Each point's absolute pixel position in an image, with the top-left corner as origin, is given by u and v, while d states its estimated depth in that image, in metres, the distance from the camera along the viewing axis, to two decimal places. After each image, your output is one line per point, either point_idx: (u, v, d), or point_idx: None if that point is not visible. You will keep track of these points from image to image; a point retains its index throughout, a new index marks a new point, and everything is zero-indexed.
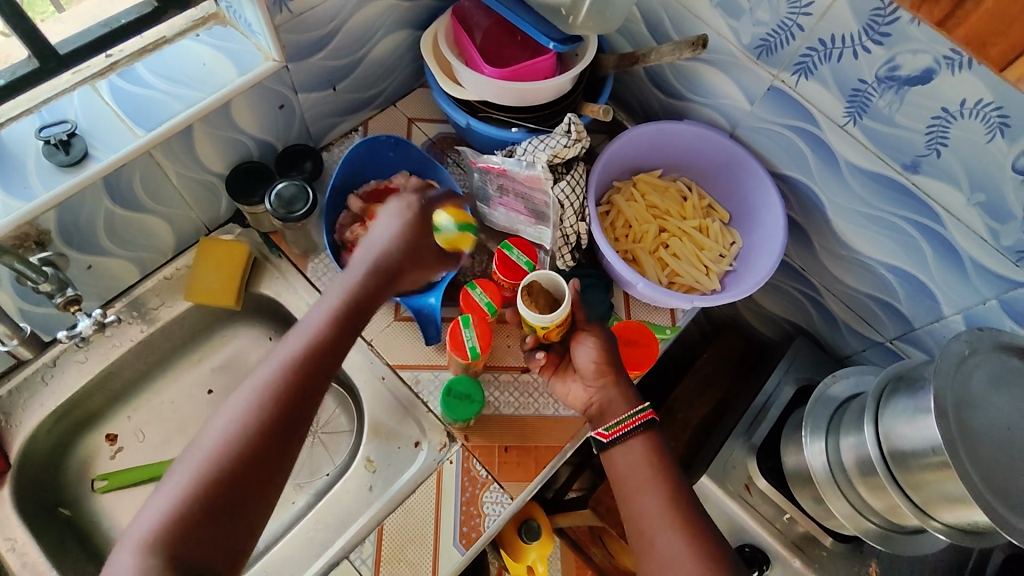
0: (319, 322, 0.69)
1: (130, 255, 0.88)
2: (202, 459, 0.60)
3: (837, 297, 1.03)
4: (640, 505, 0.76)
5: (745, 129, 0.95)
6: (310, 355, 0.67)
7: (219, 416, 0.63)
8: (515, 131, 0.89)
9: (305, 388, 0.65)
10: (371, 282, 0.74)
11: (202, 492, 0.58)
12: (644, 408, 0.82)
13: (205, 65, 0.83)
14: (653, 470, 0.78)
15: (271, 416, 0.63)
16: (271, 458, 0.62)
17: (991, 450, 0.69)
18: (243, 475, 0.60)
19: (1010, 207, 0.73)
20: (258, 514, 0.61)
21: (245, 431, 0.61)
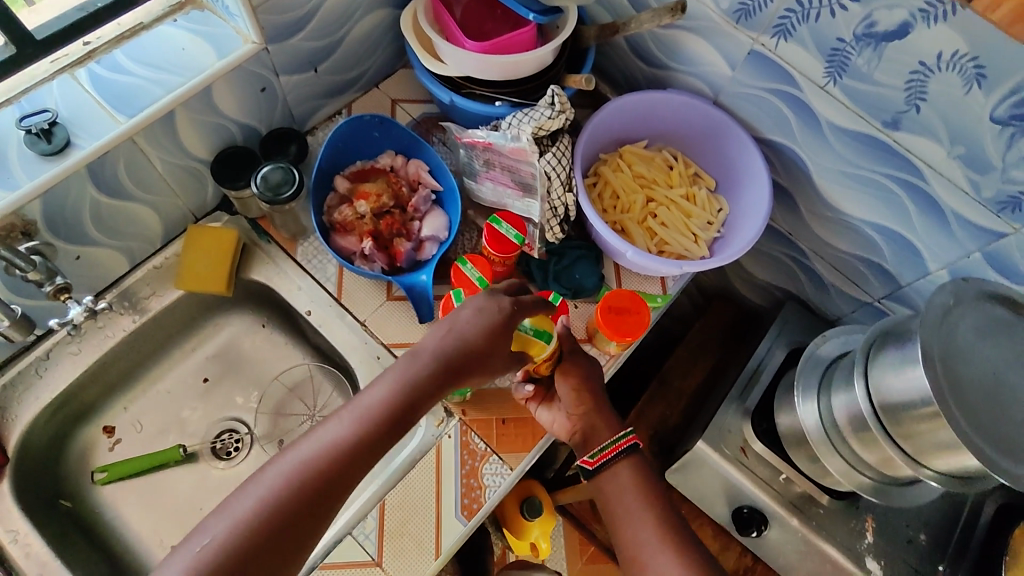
0: (369, 407, 0.67)
1: (118, 245, 0.88)
2: (232, 523, 0.60)
3: (825, 260, 1.04)
4: (632, 535, 0.77)
5: (727, 96, 0.95)
6: (353, 440, 0.66)
7: (257, 482, 0.63)
8: (499, 106, 0.89)
9: (338, 475, 0.64)
10: (437, 373, 0.71)
11: (216, 561, 0.57)
12: (628, 433, 0.83)
13: (184, 50, 0.82)
14: (640, 496, 0.79)
15: (302, 497, 0.62)
16: (287, 542, 0.61)
17: (978, 396, 0.71)
18: (256, 554, 0.59)
19: (989, 158, 0.74)
20: None
21: (275, 509, 0.61)
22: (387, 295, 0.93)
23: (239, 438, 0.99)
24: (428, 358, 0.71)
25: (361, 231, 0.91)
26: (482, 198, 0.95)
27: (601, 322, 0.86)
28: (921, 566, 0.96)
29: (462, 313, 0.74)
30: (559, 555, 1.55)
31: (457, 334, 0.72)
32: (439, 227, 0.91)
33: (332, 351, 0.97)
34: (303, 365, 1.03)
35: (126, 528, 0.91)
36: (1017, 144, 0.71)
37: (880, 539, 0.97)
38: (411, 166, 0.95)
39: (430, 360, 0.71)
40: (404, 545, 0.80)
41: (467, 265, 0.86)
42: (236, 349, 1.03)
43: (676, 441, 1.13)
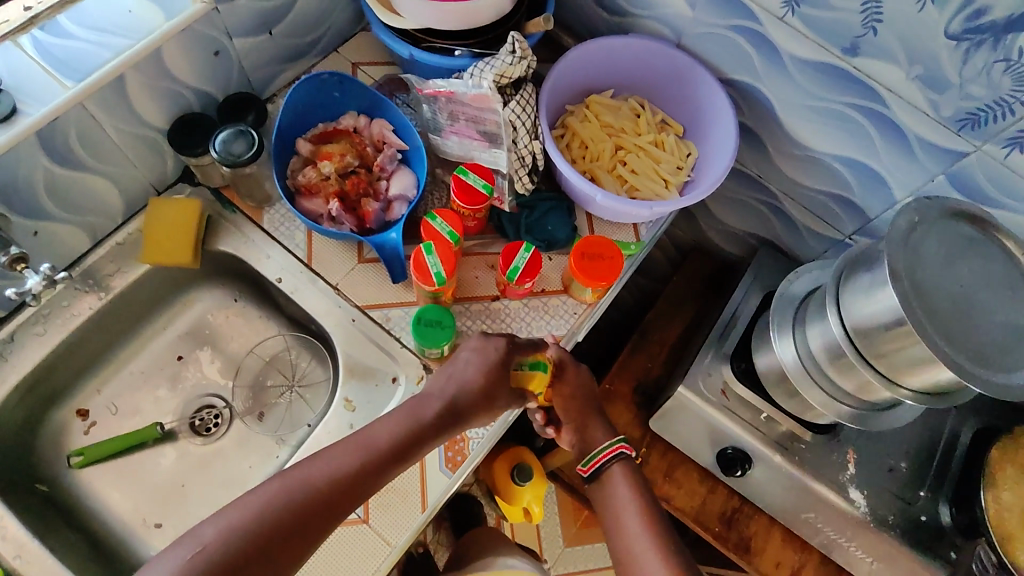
0: (375, 442, 0.71)
1: (77, 220, 0.86)
2: (226, 529, 0.61)
3: (795, 201, 1.04)
4: (625, 539, 0.78)
5: (690, 38, 0.95)
6: (352, 467, 0.68)
7: (253, 493, 0.64)
8: (459, 56, 0.88)
9: (332, 498, 0.66)
10: (439, 417, 0.75)
11: (205, 567, 0.58)
12: (616, 441, 0.85)
13: (131, 12, 0.80)
14: (634, 503, 0.80)
15: (296, 514, 0.64)
16: (274, 558, 0.62)
17: (944, 307, 0.72)
18: (243, 565, 0.60)
19: (946, 75, 0.74)
20: None
21: (269, 524, 0.62)
22: (358, 258, 0.92)
23: (218, 414, 0.98)
24: (428, 402, 0.76)
25: (327, 192, 0.89)
26: (448, 153, 0.94)
27: (576, 268, 0.86)
28: (903, 493, 0.98)
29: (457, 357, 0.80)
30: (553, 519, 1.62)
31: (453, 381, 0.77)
32: (406, 186, 0.90)
33: (307, 319, 0.96)
34: (279, 337, 1.02)
35: (108, 508, 0.90)
36: (972, 59, 0.71)
37: (861, 470, 0.98)
38: (374, 126, 0.93)
39: (430, 406, 0.75)
40: (391, 500, 0.80)
41: (437, 219, 0.85)
42: (210, 325, 1.01)
43: (658, 392, 1.14)
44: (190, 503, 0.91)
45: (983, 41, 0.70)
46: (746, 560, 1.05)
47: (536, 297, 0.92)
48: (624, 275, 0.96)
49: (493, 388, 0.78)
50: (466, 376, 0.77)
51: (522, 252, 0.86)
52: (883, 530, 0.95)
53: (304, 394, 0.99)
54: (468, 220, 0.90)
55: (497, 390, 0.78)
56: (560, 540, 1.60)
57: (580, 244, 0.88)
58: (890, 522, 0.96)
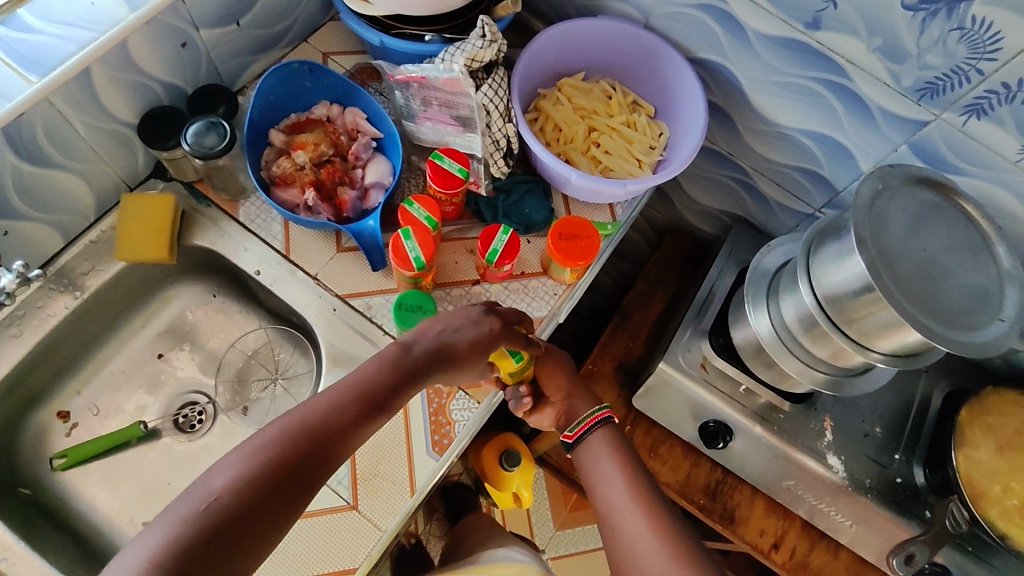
0: (374, 375, 0.72)
1: (48, 218, 0.85)
2: (244, 460, 0.61)
3: (766, 177, 1.06)
4: (605, 491, 0.80)
5: (657, 18, 0.96)
6: (346, 408, 0.68)
7: (251, 441, 0.63)
8: (430, 41, 0.88)
9: (331, 437, 0.66)
10: (433, 351, 0.76)
11: (218, 514, 0.57)
12: (602, 408, 0.89)
13: (93, 5, 0.79)
14: (614, 460, 0.83)
15: (299, 455, 0.63)
16: (293, 485, 0.62)
17: (910, 271, 0.74)
18: (264, 493, 0.60)
19: (905, 45, 0.76)
20: (275, 527, 0.61)
21: (274, 466, 0.61)
22: (337, 248, 0.92)
23: (201, 410, 0.97)
24: (410, 344, 0.76)
25: (302, 181, 0.89)
26: (422, 140, 0.95)
27: (554, 249, 0.87)
28: (878, 457, 1.01)
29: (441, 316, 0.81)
30: (544, 504, 1.64)
31: (449, 333, 0.78)
32: (382, 173, 0.91)
33: (287, 311, 0.96)
34: (260, 330, 1.01)
35: (93, 509, 0.89)
36: (928, 28, 0.73)
37: (838, 436, 1.01)
38: (347, 114, 0.93)
39: (416, 353, 0.75)
40: (379, 485, 0.81)
41: (414, 205, 0.85)
42: (189, 322, 1.01)
43: (641, 371, 1.15)
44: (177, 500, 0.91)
45: (938, 11, 0.72)
46: (731, 530, 1.07)
47: (517, 280, 0.93)
48: (602, 256, 0.97)
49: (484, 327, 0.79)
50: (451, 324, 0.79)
51: (499, 235, 0.87)
52: (861, 493, 0.98)
53: (287, 387, 0.99)
54: (446, 205, 0.90)
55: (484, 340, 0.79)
56: (550, 524, 1.63)
57: (558, 226, 0.89)
58: (866, 485, 0.99)
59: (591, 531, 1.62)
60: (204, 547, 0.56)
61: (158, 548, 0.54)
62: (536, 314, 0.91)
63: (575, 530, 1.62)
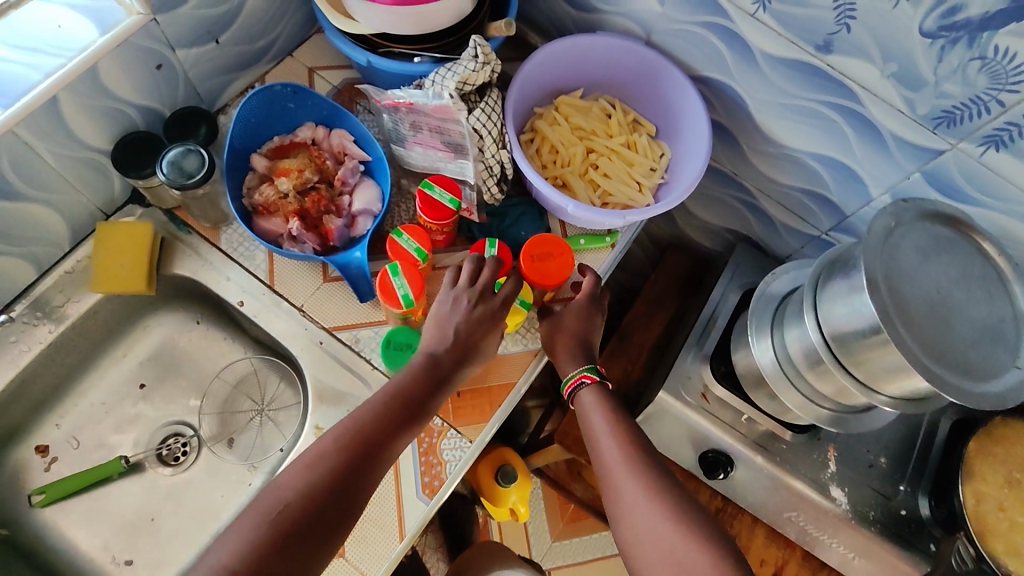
0: (404, 378, 0.72)
1: (19, 251, 0.81)
2: (301, 472, 0.62)
3: (770, 198, 1.02)
4: (601, 456, 0.76)
5: (659, 34, 0.91)
6: (389, 411, 0.69)
7: (306, 455, 0.65)
8: (419, 62, 0.84)
9: (380, 444, 0.67)
10: (458, 350, 0.76)
11: (286, 524, 0.59)
12: (581, 368, 0.81)
13: (60, 28, 0.74)
14: (608, 423, 0.77)
15: (352, 463, 0.64)
16: (349, 492, 0.63)
17: (922, 314, 0.70)
18: (324, 503, 0.61)
19: (922, 73, 0.72)
20: (336, 534, 0.62)
21: (331, 475, 0.63)
22: (323, 278, 0.88)
23: (186, 442, 0.94)
24: (438, 345, 0.75)
25: (286, 210, 0.85)
26: (413, 164, 0.91)
27: (527, 273, 0.83)
28: (883, 488, 0.98)
29: (438, 305, 0.78)
30: (540, 515, 1.62)
31: (466, 324, 0.76)
32: (371, 199, 0.86)
33: (273, 341, 0.92)
34: (245, 359, 0.98)
35: (73, 548, 0.86)
36: (947, 56, 0.69)
37: (841, 466, 0.98)
38: (334, 137, 0.89)
39: (445, 356, 0.75)
40: (367, 531, 0.78)
41: (403, 236, 0.81)
42: (172, 350, 0.97)
43: (640, 396, 1.12)
44: (160, 539, 0.88)
45: (958, 39, 0.67)
46: None
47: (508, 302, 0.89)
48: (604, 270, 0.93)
49: (489, 316, 0.77)
50: (471, 313, 0.77)
51: (488, 249, 0.83)
52: (865, 526, 0.95)
53: (274, 418, 0.95)
54: (436, 234, 0.86)
55: (495, 328, 0.78)
56: (547, 535, 1.61)
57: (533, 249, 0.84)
58: (870, 518, 0.96)
59: (589, 543, 1.61)
60: (271, 557, 0.57)
61: (227, 559, 0.56)
62: (532, 346, 0.89)
63: (572, 541, 1.60)
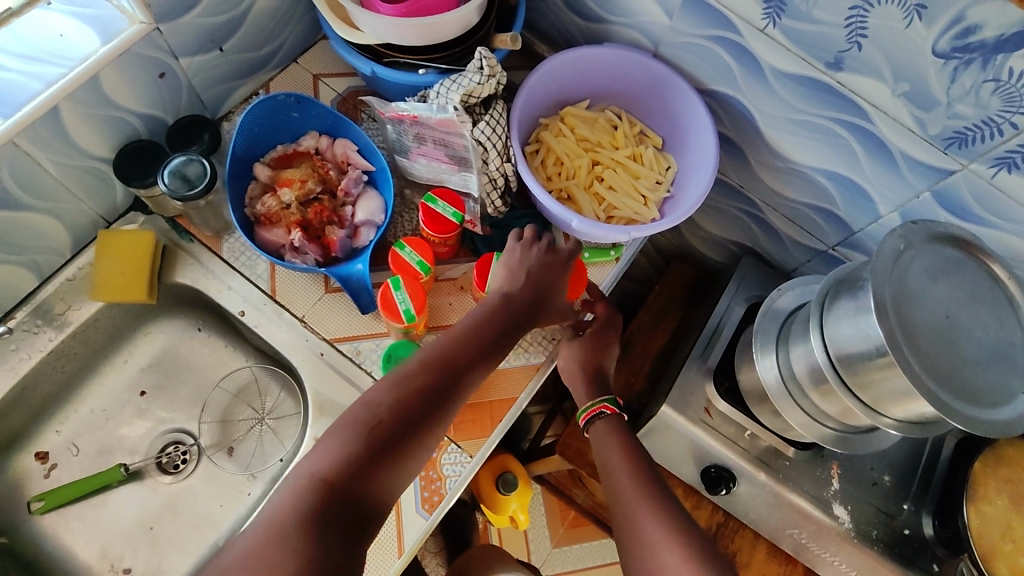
0: (481, 315, 0.73)
1: (19, 258, 0.80)
2: (390, 388, 0.63)
3: (777, 212, 1.01)
4: (609, 482, 0.74)
5: (667, 46, 0.90)
6: (471, 343, 0.70)
7: (391, 376, 0.64)
8: (424, 74, 0.84)
9: (462, 373, 0.68)
10: (533, 294, 0.77)
11: (380, 435, 0.59)
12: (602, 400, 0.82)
13: (61, 36, 0.73)
14: (619, 449, 0.77)
15: (437, 386, 0.65)
16: (434, 413, 0.64)
17: (930, 338, 0.70)
18: (412, 420, 0.62)
19: (933, 93, 0.71)
20: (420, 452, 0.63)
21: (419, 394, 0.63)
22: (324, 289, 0.87)
23: (185, 450, 0.94)
24: (513, 285, 0.76)
25: (288, 221, 0.85)
26: (416, 175, 0.90)
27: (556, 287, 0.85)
28: (885, 506, 0.98)
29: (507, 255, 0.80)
30: (541, 521, 1.62)
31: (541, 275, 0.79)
32: (374, 210, 0.86)
33: (274, 351, 0.91)
34: (246, 368, 0.97)
35: (72, 556, 0.86)
36: (960, 77, 0.68)
37: (844, 483, 0.98)
38: (337, 147, 0.88)
39: (522, 296, 0.76)
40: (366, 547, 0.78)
41: (406, 249, 0.81)
42: (172, 357, 0.97)
43: (643, 407, 1.11)
44: (158, 548, 0.88)
45: (971, 61, 0.66)
46: None
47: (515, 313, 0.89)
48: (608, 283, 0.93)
49: (557, 266, 0.80)
50: (547, 263, 0.80)
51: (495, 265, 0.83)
52: (867, 545, 0.95)
53: (273, 426, 0.95)
54: (439, 247, 0.86)
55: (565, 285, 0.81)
56: (548, 541, 1.60)
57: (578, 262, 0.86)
58: (872, 537, 0.96)
59: (589, 550, 1.60)
60: (367, 466, 0.58)
61: (325, 464, 0.56)
62: (533, 360, 0.88)
63: (572, 548, 1.60)
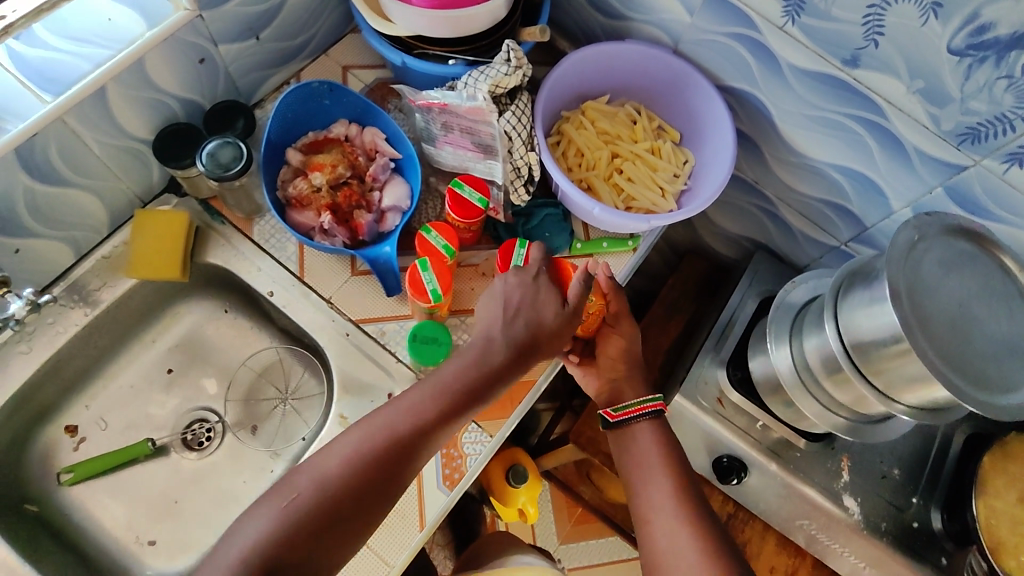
0: (445, 384, 0.70)
1: (59, 234, 0.83)
2: (322, 474, 0.64)
3: (790, 207, 1.04)
4: (646, 490, 0.79)
5: (687, 43, 0.93)
6: (425, 416, 0.68)
7: (327, 455, 0.66)
8: (453, 64, 0.87)
9: (406, 454, 0.67)
10: (513, 356, 0.73)
11: (301, 523, 0.62)
12: (656, 398, 0.85)
13: (110, 22, 0.77)
14: (659, 459, 0.81)
15: (375, 469, 0.65)
16: (368, 497, 0.65)
17: (944, 325, 0.72)
18: (340, 506, 0.64)
19: (948, 89, 0.73)
20: (353, 533, 0.65)
21: (350, 480, 0.64)
22: (351, 271, 0.90)
23: (210, 428, 0.96)
24: (494, 343, 0.73)
25: (319, 204, 0.87)
26: (442, 163, 0.93)
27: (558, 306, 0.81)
28: (895, 500, 0.99)
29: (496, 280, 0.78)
30: (548, 516, 1.63)
31: (530, 310, 0.74)
32: (400, 196, 0.88)
33: (299, 332, 0.94)
34: (271, 348, 1.00)
35: (99, 527, 0.89)
36: (974, 74, 0.70)
37: (854, 476, 0.99)
38: (366, 134, 0.91)
39: (500, 345, 0.73)
40: (389, 520, 0.80)
41: (432, 233, 0.82)
42: (200, 337, 0.99)
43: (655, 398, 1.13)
44: (183, 521, 0.90)
45: (986, 57, 0.69)
46: None
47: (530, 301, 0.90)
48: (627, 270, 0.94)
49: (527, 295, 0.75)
50: (529, 303, 0.75)
51: (517, 249, 0.82)
52: (876, 537, 0.96)
53: (297, 407, 0.97)
54: (463, 232, 0.88)
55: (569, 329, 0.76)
56: (554, 537, 1.62)
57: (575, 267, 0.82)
58: (882, 529, 0.97)
59: (596, 547, 1.61)
60: (287, 555, 0.61)
61: (247, 553, 0.60)
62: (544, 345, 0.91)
63: (579, 544, 1.61)
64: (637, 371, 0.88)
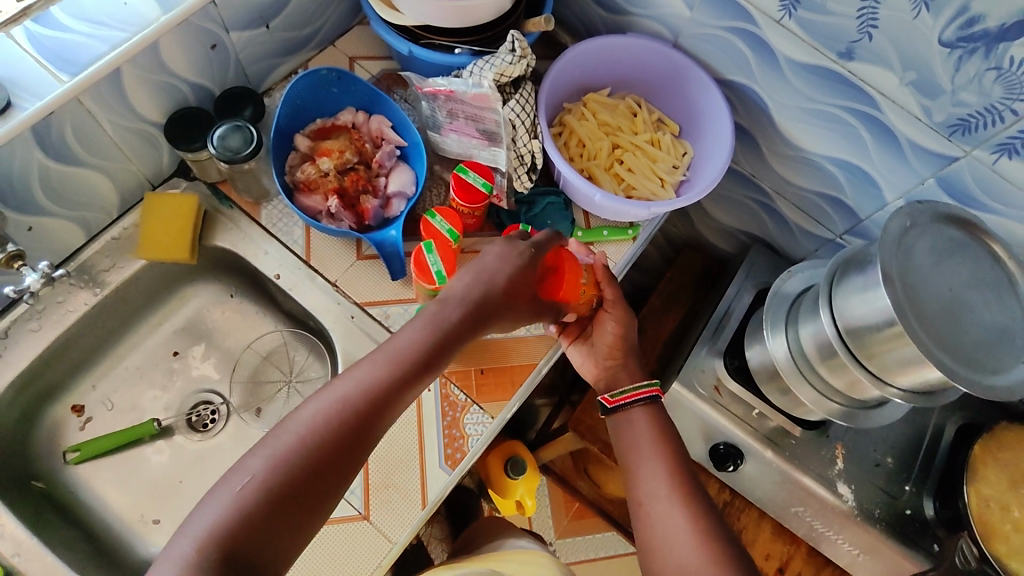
0: (398, 352, 0.67)
1: (70, 214, 0.85)
2: (273, 457, 0.59)
3: (787, 200, 1.06)
4: (641, 472, 0.80)
5: (687, 37, 0.95)
6: (380, 385, 0.65)
7: (276, 438, 0.61)
8: (459, 55, 0.88)
9: (365, 425, 0.64)
10: (466, 319, 0.72)
11: (257, 511, 0.57)
12: (651, 385, 0.87)
13: (126, 5, 0.79)
14: (653, 442, 0.82)
15: (332, 444, 0.61)
16: (326, 474, 0.61)
17: (936, 309, 0.74)
18: (298, 487, 0.59)
19: (939, 81, 0.76)
20: (314, 514, 0.61)
21: (307, 458, 0.60)
22: (357, 255, 0.92)
23: (215, 410, 0.97)
24: (450, 309, 0.72)
25: (326, 188, 0.89)
26: (447, 151, 0.95)
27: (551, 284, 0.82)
28: (888, 487, 1.01)
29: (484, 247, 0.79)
30: (546, 511, 1.64)
31: (496, 281, 0.75)
32: (405, 183, 0.91)
33: (304, 315, 0.96)
34: (276, 332, 1.01)
35: (105, 504, 0.90)
36: (964, 66, 0.73)
37: (848, 464, 1.01)
38: (373, 122, 0.93)
39: (455, 312, 0.72)
40: (392, 497, 0.81)
41: (436, 217, 0.85)
42: (205, 320, 1.01)
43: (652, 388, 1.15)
44: (188, 500, 0.91)
45: (975, 50, 0.71)
46: None
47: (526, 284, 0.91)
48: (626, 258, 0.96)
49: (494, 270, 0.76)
50: (490, 268, 0.76)
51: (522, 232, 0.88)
52: (870, 523, 0.98)
53: (300, 389, 0.98)
54: (468, 218, 0.90)
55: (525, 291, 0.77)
56: (551, 532, 1.63)
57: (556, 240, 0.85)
58: (875, 516, 0.99)
59: (593, 541, 1.63)
60: (246, 546, 0.56)
61: (200, 551, 0.54)
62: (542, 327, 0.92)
63: (576, 539, 1.62)
64: (631, 357, 0.90)
